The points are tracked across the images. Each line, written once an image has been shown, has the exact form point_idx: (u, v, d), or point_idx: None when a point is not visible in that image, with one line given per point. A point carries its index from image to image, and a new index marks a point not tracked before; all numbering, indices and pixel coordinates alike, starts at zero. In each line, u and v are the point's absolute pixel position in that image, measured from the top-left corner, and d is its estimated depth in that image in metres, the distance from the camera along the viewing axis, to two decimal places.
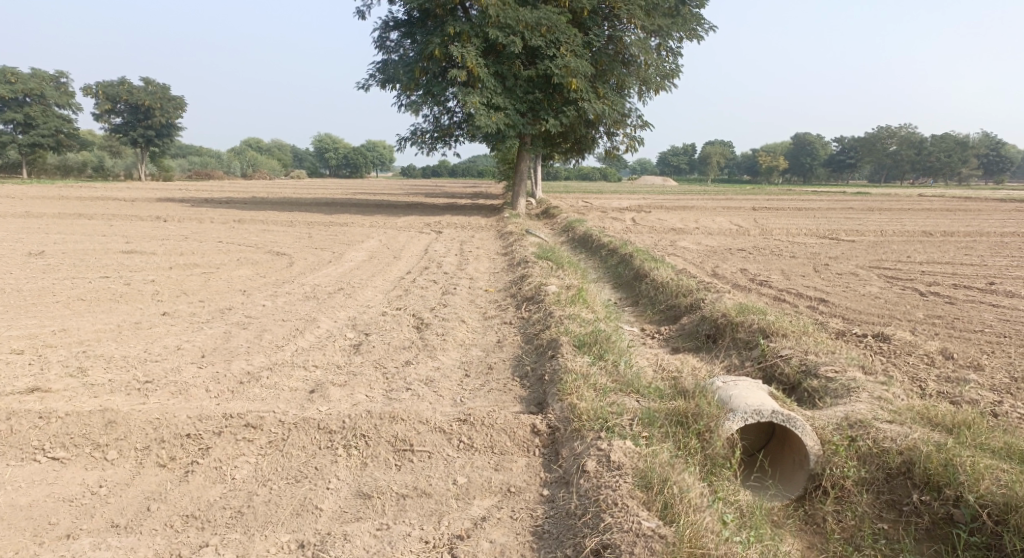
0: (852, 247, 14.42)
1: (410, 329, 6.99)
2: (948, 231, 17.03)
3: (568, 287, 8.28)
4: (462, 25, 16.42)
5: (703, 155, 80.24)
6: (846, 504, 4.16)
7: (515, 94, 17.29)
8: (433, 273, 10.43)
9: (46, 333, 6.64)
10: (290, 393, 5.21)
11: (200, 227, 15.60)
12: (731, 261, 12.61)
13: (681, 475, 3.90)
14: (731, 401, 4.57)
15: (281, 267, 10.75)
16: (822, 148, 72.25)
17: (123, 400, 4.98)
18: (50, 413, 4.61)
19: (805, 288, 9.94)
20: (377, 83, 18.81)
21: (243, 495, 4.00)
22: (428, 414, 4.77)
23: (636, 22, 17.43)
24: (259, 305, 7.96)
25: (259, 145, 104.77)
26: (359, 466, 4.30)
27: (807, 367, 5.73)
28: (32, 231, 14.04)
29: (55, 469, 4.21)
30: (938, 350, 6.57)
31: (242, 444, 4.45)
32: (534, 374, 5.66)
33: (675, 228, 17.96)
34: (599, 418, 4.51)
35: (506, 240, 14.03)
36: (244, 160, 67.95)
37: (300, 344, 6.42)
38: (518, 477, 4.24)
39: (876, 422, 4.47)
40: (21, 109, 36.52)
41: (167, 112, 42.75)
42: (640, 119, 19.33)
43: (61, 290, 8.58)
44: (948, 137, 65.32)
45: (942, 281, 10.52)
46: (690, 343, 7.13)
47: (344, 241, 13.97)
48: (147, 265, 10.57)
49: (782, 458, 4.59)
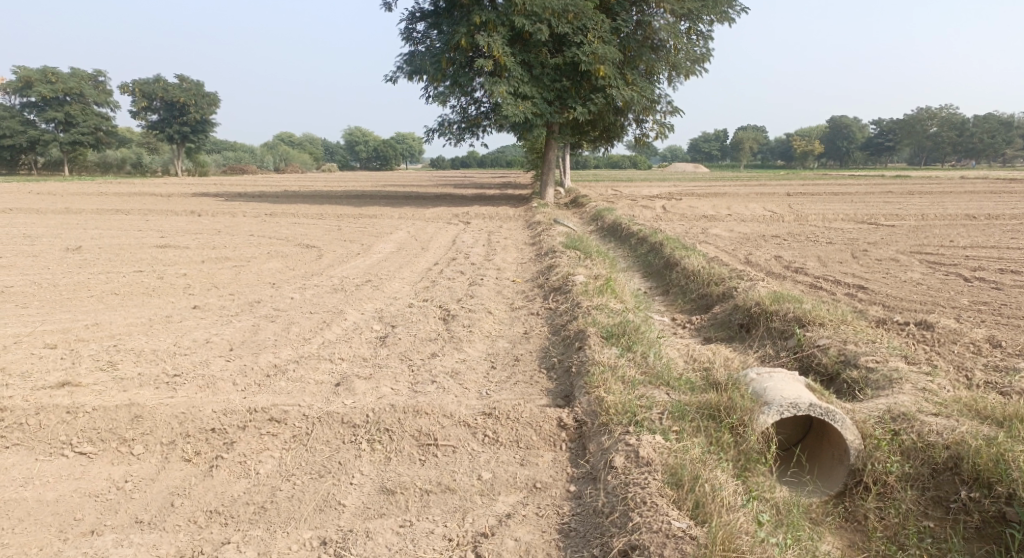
0: (892, 232, 13.97)
1: (436, 321, 6.92)
2: (993, 215, 16.40)
3: (596, 277, 8.13)
4: (488, 13, 16.26)
5: (735, 141, 78.86)
6: (888, 501, 3.97)
7: (543, 83, 17.09)
8: (460, 264, 10.36)
9: (79, 327, 6.72)
10: (316, 386, 5.18)
11: (233, 221, 15.74)
12: (765, 248, 12.30)
13: (713, 472, 3.75)
14: (766, 393, 4.39)
15: (310, 260, 10.76)
16: (859, 131, 70.45)
17: (151, 394, 4.99)
18: (78, 407, 4.64)
19: (843, 275, 9.63)
20: (404, 75, 18.75)
21: (267, 490, 3.97)
22: (453, 408, 4.68)
23: (664, 6, 17.07)
24: (288, 298, 7.96)
25: (292, 138, 105.90)
26: (382, 461, 4.24)
27: (846, 357, 5.52)
28: (70, 226, 14.32)
29: (83, 464, 4.23)
30: (985, 338, 6.28)
31: (267, 438, 4.42)
32: (562, 366, 5.54)
33: (706, 215, 17.62)
34: (628, 412, 4.37)
35: (534, 230, 13.89)
36: (277, 154, 68.67)
37: (327, 337, 6.39)
38: (544, 473, 4.13)
39: (921, 415, 4.25)
40: (61, 108, 37.38)
41: (201, 108, 43.37)
42: (670, 105, 18.98)
43: (96, 284, 8.70)
44: (992, 117, 63.14)
45: (988, 266, 10.11)
46: (722, 333, 6.94)
47: (373, 233, 13.97)
48: (180, 259, 10.68)
49: (820, 453, 4.40)
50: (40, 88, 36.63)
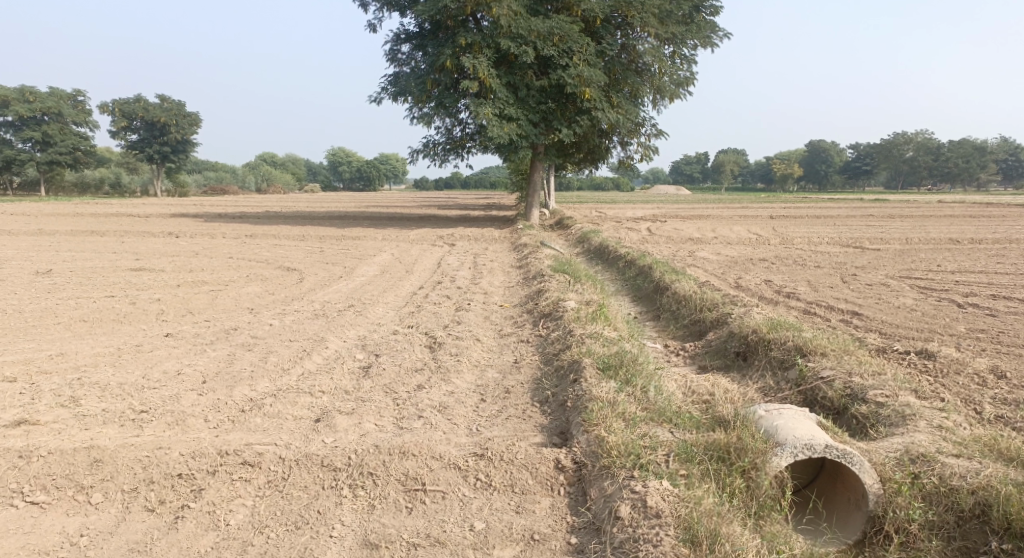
0: (878, 256, 13.90)
1: (422, 349, 6.58)
2: (975, 238, 16.43)
3: (588, 302, 7.85)
4: (473, 35, 16.13)
5: (715, 164, 79.60)
6: (913, 552, 3.69)
7: (528, 105, 16.93)
8: (446, 288, 10.05)
9: (42, 357, 6.31)
10: (294, 423, 4.83)
11: (212, 242, 15.31)
12: (754, 272, 12.14)
13: (730, 527, 3.47)
14: (778, 432, 4.12)
15: (290, 283, 10.39)
16: (837, 155, 71.49)
17: (115, 432, 4.61)
18: (32, 451, 4.27)
19: (836, 301, 9.44)
20: (389, 96, 18.51)
21: (237, 545, 3.62)
22: (441, 448, 4.36)
23: (649, 30, 17.03)
24: (267, 325, 7.58)
25: (274, 159, 105.31)
26: (366, 509, 3.90)
27: (853, 391, 5.26)
28: (42, 248, 13.79)
29: (33, 515, 3.85)
30: (989, 368, 6.08)
31: (239, 484, 4.07)
32: (556, 400, 5.23)
33: (692, 238, 17.49)
34: (631, 454, 4.07)
35: (521, 253, 13.64)
36: (258, 174, 68.13)
37: (307, 367, 6.04)
38: (542, 522, 3.81)
39: (942, 457, 3.99)
40: (39, 127, 36.67)
41: (182, 128, 42.85)
42: (654, 127, 18.93)
43: (64, 310, 8.27)
44: (966, 142, 64.32)
45: (979, 291, 9.99)
46: (718, 361, 6.68)
47: (356, 255, 13.63)
48: (154, 283, 10.25)
49: (835, 496, 4.13)
50: (18, 107, 35.96)
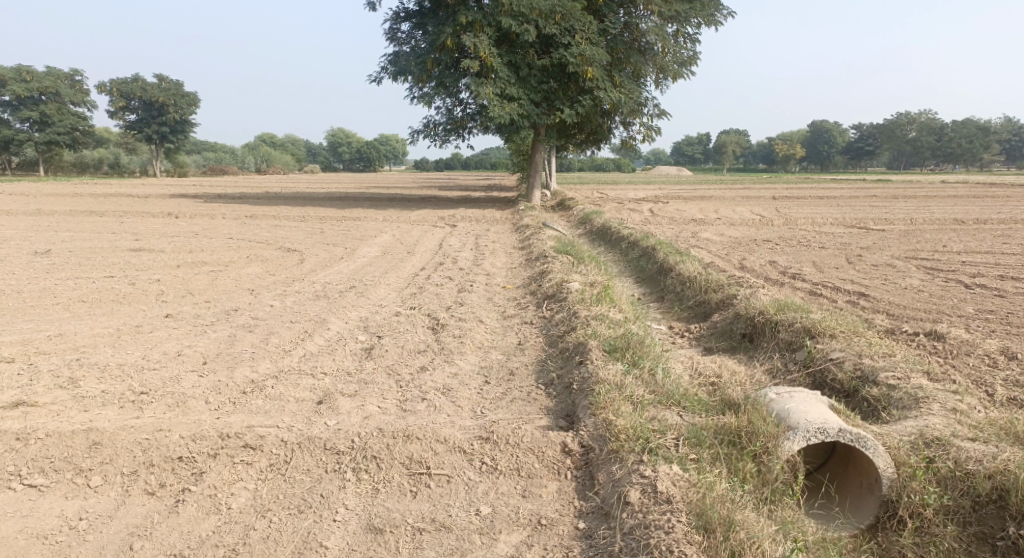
0: (883, 237, 13.76)
1: (425, 331, 6.50)
2: (981, 219, 16.27)
3: (592, 284, 7.75)
4: (474, 13, 15.87)
5: (717, 145, 78.97)
6: (928, 537, 3.62)
7: (530, 84, 16.69)
8: (448, 269, 9.95)
9: (41, 338, 6.22)
10: (296, 404, 4.75)
11: (212, 223, 15.18)
12: (758, 253, 12.02)
13: (742, 514, 3.41)
14: (790, 415, 4.05)
15: (291, 264, 10.28)
16: (840, 136, 70.98)
17: (114, 414, 4.53)
18: (29, 433, 4.19)
19: (842, 281, 9.34)
20: (389, 75, 18.26)
21: (239, 529, 3.55)
22: (446, 431, 4.28)
23: (652, 8, 16.77)
24: (267, 306, 7.48)
25: (274, 139, 104.78)
26: (369, 493, 3.83)
27: (863, 373, 5.18)
28: (41, 229, 13.67)
29: (31, 498, 3.78)
30: (999, 349, 5.98)
31: (240, 468, 3.99)
32: (561, 382, 5.16)
33: (695, 219, 17.30)
34: (640, 438, 4.00)
35: (523, 234, 13.50)
36: (258, 154, 67.69)
37: (309, 348, 5.96)
38: (550, 507, 3.75)
39: (956, 440, 3.92)
40: (36, 107, 36.37)
41: (181, 108, 42.48)
42: (657, 107, 18.70)
43: (62, 290, 8.19)
44: (969, 123, 63.75)
45: (986, 272, 9.87)
46: (724, 343, 6.60)
47: (357, 236, 13.49)
48: (153, 264, 10.16)
49: (847, 480, 4.07)
50: (15, 87, 35.63)
